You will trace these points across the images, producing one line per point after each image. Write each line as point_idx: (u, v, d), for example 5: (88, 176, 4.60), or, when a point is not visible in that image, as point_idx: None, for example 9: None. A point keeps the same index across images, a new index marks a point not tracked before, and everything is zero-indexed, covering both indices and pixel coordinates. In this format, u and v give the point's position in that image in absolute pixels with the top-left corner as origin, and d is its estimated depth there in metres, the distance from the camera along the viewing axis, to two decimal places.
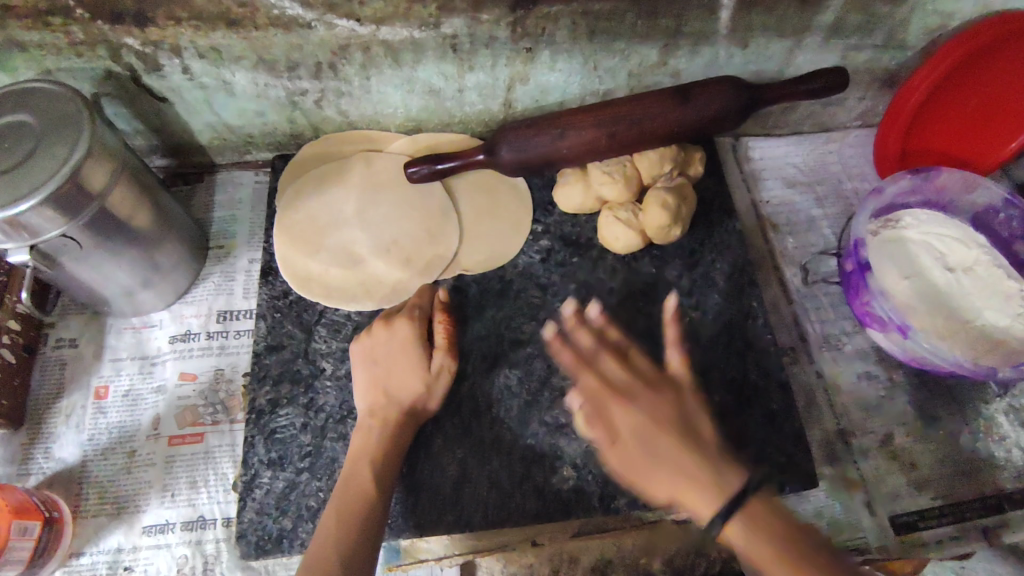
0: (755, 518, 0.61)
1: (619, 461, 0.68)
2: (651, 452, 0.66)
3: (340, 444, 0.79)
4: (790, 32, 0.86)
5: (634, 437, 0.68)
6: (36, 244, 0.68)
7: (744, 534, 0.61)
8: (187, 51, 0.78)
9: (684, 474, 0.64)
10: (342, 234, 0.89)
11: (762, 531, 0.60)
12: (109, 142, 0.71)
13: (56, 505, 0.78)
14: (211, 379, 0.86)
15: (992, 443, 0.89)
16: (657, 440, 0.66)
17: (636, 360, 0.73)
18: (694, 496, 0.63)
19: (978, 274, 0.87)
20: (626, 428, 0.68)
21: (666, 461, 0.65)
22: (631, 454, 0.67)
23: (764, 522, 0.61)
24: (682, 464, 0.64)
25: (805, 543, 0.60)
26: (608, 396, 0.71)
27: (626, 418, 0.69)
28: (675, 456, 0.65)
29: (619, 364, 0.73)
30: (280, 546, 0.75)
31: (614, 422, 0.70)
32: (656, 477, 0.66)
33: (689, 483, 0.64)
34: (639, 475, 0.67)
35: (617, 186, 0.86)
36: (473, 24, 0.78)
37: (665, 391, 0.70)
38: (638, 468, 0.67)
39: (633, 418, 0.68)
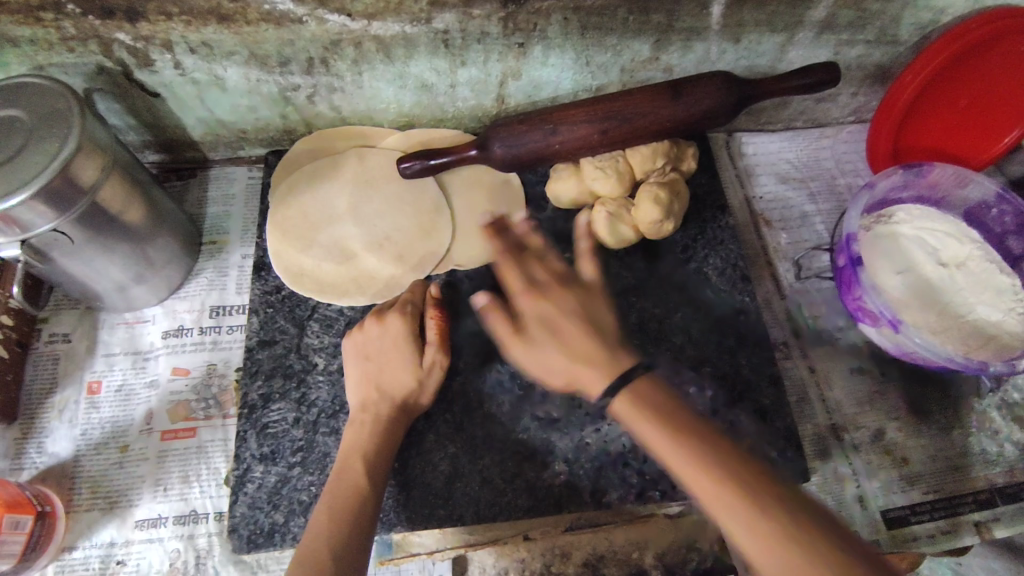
0: (637, 393, 0.62)
1: (520, 349, 0.69)
2: (554, 340, 0.66)
3: (332, 438, 0.80)
4: (782, 27, 0.86)
5: (537, 327, 0.68)
6: (28, 239, 0.68)
7: (626, 406, 0.61)
8: (178, 46, 0.78)
9: (574, 356, 0.65)
10: (335, 229, 0.89)
11: (642, 406, 0.61)
12: (100, 138, 0.71)
13: (49, 500, 0.78)
14: (204, 375, 0.86)
15: (984, 438, 0.89)
16: (563, 329, 0.66)
17: (553, 261, 0.73)
18: (589, 375, 0.64)
19: (970, 270, 0.87)
20: (530, 317, 0.69)
21: (563, 340, 0.66)
22: (530, 343, 0.68)
23: (645, 397, 0.61)
24: (585, 350, 0.65)
25: (689, 420, 0.59)
26: (515, 290, 0.71)
27: (536, 310, 0.69)
28: (580, 341, 0.65)
29: (531, 262, 0.73)
30: (271, 540, 0.75)
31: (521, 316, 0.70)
32: (553, 360, 0.66)
33: (584, 365, 0.64)
34: (540, 360, 0.67)
35: (610, 182, 0.85)
36: (464, 19, 0.78)
37: (580, 291, 0.70)
38: (538, 353, 0.67)
39: (543, 310, 0.68)
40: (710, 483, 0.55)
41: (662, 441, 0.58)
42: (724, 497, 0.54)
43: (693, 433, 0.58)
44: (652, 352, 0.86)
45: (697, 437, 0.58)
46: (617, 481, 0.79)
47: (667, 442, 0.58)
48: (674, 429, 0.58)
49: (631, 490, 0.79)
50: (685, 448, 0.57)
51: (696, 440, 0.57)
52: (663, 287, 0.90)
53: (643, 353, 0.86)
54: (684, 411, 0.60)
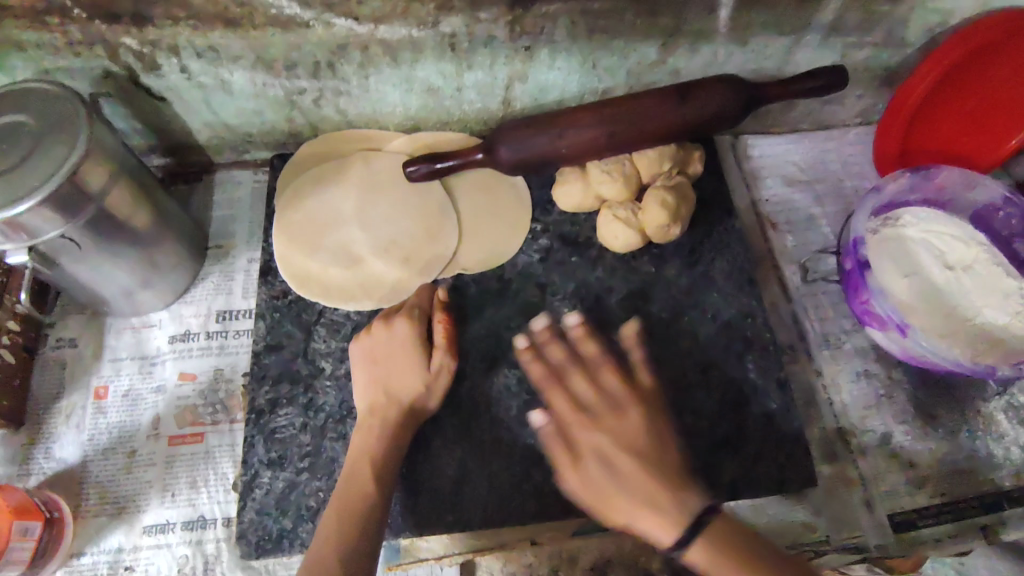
0: (713, 538, 0.65)
1: (581, 489, 0.71)
2: (614, 477, 0.69)
3: (340, 444, 0.79)
4: (789, 29, 0.86)
5: (603, 464, 0.70)
6: (36, 245, 0.68)
7: (703, 556, 0.64)
8: (185, 51, 0.78)
9: (637, 494, 0.68)
10: (341, 233, 0.89)
11: (720, 552, 0.64)
12: (107, 142, 0.71)
13: (57, 505, 0.78)
14: (211, 379, 0.86)
15: (991, 441, 0.89)
16: (625, 468, 0.69)
17: (607, 378, 0.76)
18: (651, 520, 0.67)
19: (977, 273, 0.87)
20: (595, 457, 0.71)
21: (625, 479, 0.69)
22: (591, 482, 0.70)
23: (723, 540, 0.65)
24: (646, 488, 0.68)
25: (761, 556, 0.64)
26: (574, 424, 0.73)
27: (593, 445, 0.72)
28: (642, 483, 0.68)
29: (594, 392, 0.75)
30: (280, 546, 0.75)
31: (579, 447, 0.72)
32: (613, 496, 0.69)
33: (650, 509, 0.67)
34: (599, 501, 0.70)
35: (616, 185, 0.86)
36: (471, 22, 0.78)
37: (630, 417, 0.72)
38: (599, 492, 0.70)
39: (602, 444, 0.71)
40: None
41: None
42: None
43: (769, 567, 0.63)
44: (659, 357, 0.86)
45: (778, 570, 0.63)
46: None
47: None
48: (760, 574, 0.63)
49: None
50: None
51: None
52: (670, 290, 0.90)
53: (651, 357, 0.86)
54: (755, 547, 0.65)
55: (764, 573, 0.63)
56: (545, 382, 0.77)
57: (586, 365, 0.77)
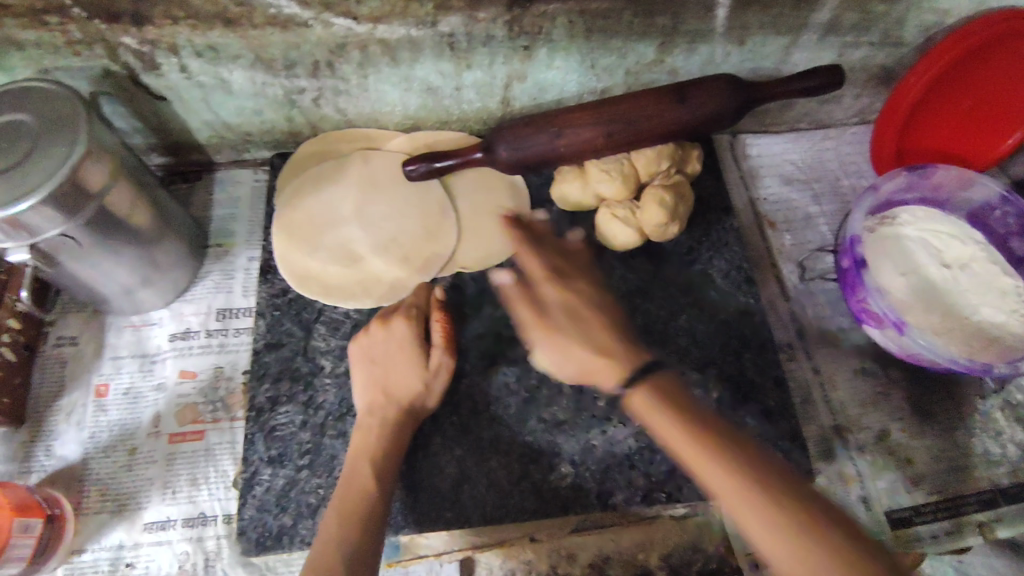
0: (658, 388, 0.64)
1: (542, 334, 0.73)
2: (574, 329, 0.71)
3: (340, 441, 0.80)
4: (787, 29, 0.86)
5: (564, 318, 0.72)
6: (36, 244, 0.68)
7: (644, 397, 0.63)
8: (184, 50, 0.78)
9: (590, 340, 0.70)
10: (340, 232, 0.89)
11: (657, 397, 0.63)
12: (107, 142, 0.71)
13: (58, 502, 0.79)
14: (211, 377, 0.87)
15: (987, 439, 0.89)
16: (586, 319, 0.71)
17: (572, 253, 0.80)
18: (603, 365, 0.68)
19: (974, 271, 0.87)
20: (557, 310, 0.73)
21: (585, 330, 0.71)
22: (552, 326, 0.72)
23: (665, 391, 0.63)
24: (602, 341, 0.69)
25: (719, 435, 0.59)
26: (542, 277, 0.76)
27: (559, 295, 0.74)
28: (599, 332, 0.70)
29: (559, 260, 0.78)
30: (280, 543, 0.76)
31: (544, 302, 0.75)
32: (569, 346, 0.71)
33: (601, 354, 0.68)
34: (563, 350, 0.71)
35: (615, 184, 0.86)
36: (470, 22, 0.79)
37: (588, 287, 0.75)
38: (558, 340, 0.72)
39: (567, 300, 0.73)
40: (726, 485, 0.56)
41: (698, 454, 0.58)
42: (746, 491, 0.55)
43: (706, 429, 0.59)
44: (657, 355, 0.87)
45: (710, 433, 0.59)
46: (623, 483, 0.80)
47: (681, 438, 0.59)
48: (691, 429, 0.59)
49: (637, 492, 0.79)
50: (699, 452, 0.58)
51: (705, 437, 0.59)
52: (668, 289, 0.91)
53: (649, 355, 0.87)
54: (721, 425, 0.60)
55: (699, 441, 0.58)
56: (517, 246, 0.80)
57: (549, 242, 0.81)
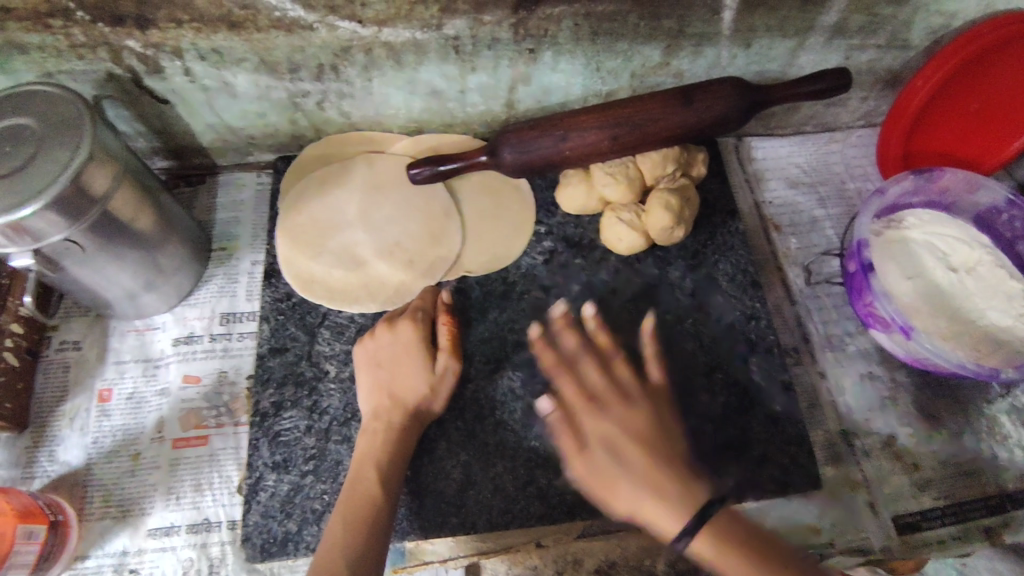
0: (719, 531, 0.64)
1: (586, 473, 0.70)
2: (625, 466, 0.68)
3: (344, 447, 0.79)
4: (793, 32, 0.86)
5: (602, 449, 0.70)
6: (40, 248, 0.68)
7: (710, 544, 0.64)
8: (188, 53, 0.77)
9: (639, 482, 0.67)
10: (344, 236, 0.89)
11: (725, 544, 0.64)
12: (111, 145, 0.71)
13: (61, 509, 0.78)
14: (215, 382, 0.86)
15: (994, 443, 0.89)
16: (633, 454, 0.68)
17: (619, 367, 0.76)
18: (655, 507, 0.66)
19: (981, 275, 0.86)
20: (603, 445, 0.70)
21: (630, 467, 0.67)
22: (593, 465, 0.69)
23: (723, 532, 0.64)
24: (647, 479, 0.67)
25: (771, 547, 0.64)
26: (581, 403, 0.73)
27: (601, 429, 0.71)
28: (650, 471, 0.67)
29: (599, 379, 0.75)
30: (285, 549, 0.75)
31: (586, 432, 0.71)
32: (613, 475, 0.68)
33: (652, 492, 0.66)
34: (608, 487, 0.68)
35: (620, 187, 0.86)
36: (475, 25, 0.78)
37: (634, 408, 0.71)
38: (603, 478, 0.69)
39: (609, 429, 0.70)
40: None
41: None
42: None
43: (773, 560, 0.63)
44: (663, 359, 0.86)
45: (787, 571, 0.62)
46: None
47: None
48: (769, 567, 0.62)
49: None
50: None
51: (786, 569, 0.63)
52: (674, 293, 0.90)
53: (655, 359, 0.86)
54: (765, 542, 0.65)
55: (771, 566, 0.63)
56: (553, 367, 0.77)
57: (586, 362, 0.77)
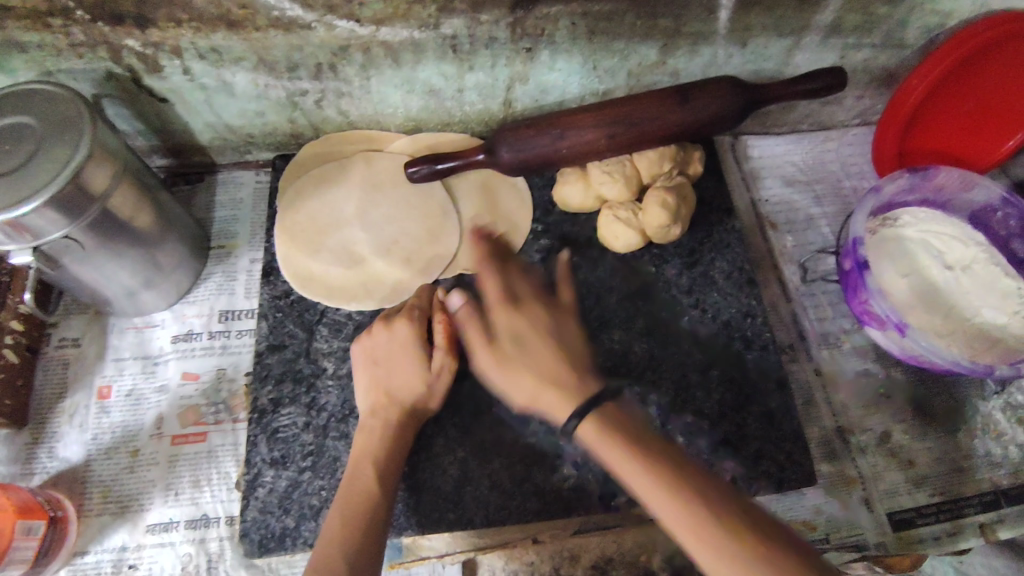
0: (608, 420, 0.63)
1: (491, 364, 0.71)
2: (524, 355, 0.69)
3: (342, 443, 0.80)
4: (789, 31, 0.87)
5: (507, 340, 0.70)
6: (39, 245, 0.68)
7: (594, 429, 0.62)
8: (187, 52, 0.78)
9: (538, 373, 0.67)
10: (343, 234, 0.89)
11: (610, 428, 0.62)
12: (111, 144, 0.71)
13: (61, 505, 0.79)
14: (214, 379, 0.87)
15: (989, 440, 0.89)
16: (536, 347, 0.69)
17: (533, 275, 0.76)
18: (552, 399, 0.66)
19: (975, 273, 0.87)
20: (505, 334, 0.71)
21: (533, 361, 0.68)
22: (504, 358, 0.70)
23: (613, 419, 0.63)
24: (552, 367, 0.67)
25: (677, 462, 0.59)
26: (499, 303, 0.72)
27: (510, 325, 0.71)
28: (549, 361, 0.68)
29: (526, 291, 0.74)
30: (283, 545, 0.76)
31: (496, 331, 0.72)
32: (520, 373, 0.68)
33: (549, 387, 0.66)
34: (510, 377, 0.69)
35: (618, 186, 0.86)
36: (473, 24, 0.79)
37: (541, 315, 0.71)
38: (508, 369, 0.69)
39: (520, 326, 0.70)
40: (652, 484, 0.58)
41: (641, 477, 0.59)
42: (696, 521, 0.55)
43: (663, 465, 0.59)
44: (659, 356, 0.87)
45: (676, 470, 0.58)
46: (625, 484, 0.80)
47: (641, 478, 0.59)
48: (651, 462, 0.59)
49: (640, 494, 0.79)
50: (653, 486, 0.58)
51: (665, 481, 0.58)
52: (670, 290, 0.91)
53: (650, 356, 0.87)
54: (660, 444, 0.61)
55: (656, 470, 0.59)
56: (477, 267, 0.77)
57: (510, 264, 0.77)
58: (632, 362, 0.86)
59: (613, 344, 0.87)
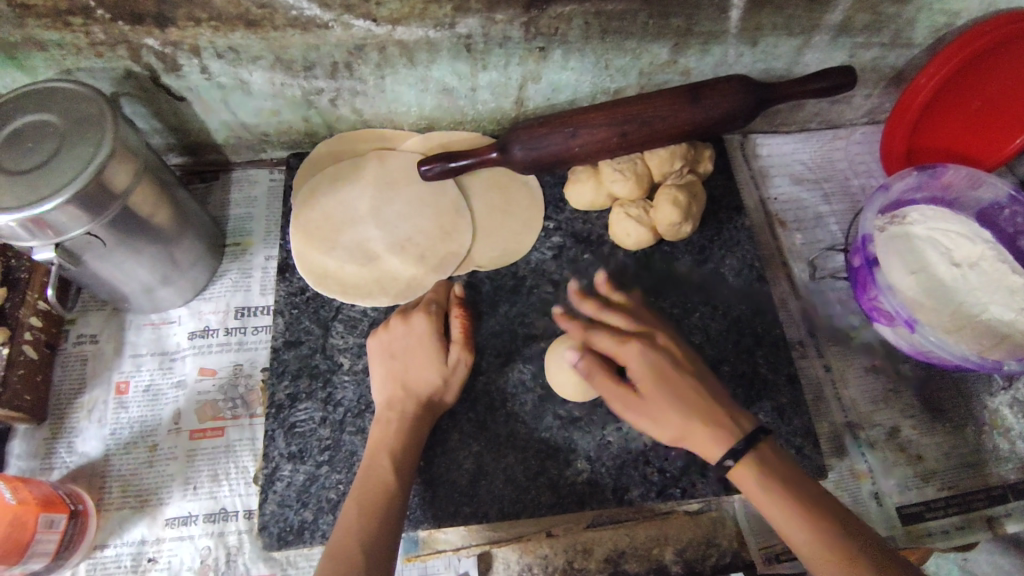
0: (767, 462, 0.65)
1: (634, 406, 0.70)
2: (672, 396, 0.68)
3: (359, 437, 0.81)
4: (799, 30, 0.87)
5: (645, 379, 0.69)
6: (61, 242, 0.69)
7: (751, 473, 0.64)
8: (206, 51, 0.79)
9: (686, 409, 0.67)
10: (357, 231, 0.90)
11: (769, 475, 0.64)
12: (132, 142, 0.72)
13: (80, 498, 0.79)
14: (231, 374, 0.88)
15: (997, 435, 0.90)
16: (678, 386, 0.69)
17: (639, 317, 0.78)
18: (705, 435, 0.66)
19: (983, 270, 0.88)
20: (645, 377, 0.69)
21: (680, 396, 0.68)
22: (648, 397, 0.69)
23: (769, 464, 0.65)
24: (692, 406, 0.68)
25: (820, 500, 0.63)
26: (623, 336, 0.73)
27: (641, 358, 0.70)
28: (691, 397, 0.68)
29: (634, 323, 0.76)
30: (301, 537, 0.77)
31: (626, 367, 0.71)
32: (670, 413, 0.68)
33: (703, 424, 0.67)
34: (655, 416, 0.69)
35: (629, 183, 0.87)
36: (487, 23, 0.80)
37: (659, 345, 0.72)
38: (653, 407, 0.69)
39: (649, 358, 0.70)
40: (800, 521, 0.62)
41: (790, 517, 0.62)
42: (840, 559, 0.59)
43: (823, 521, 0.61)
44: None
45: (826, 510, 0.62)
46: (638, 478, 0.81)
47: (801, 530, 0.61)
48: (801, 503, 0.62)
49: (652, 488, 0.80)
50: (815, 545, 0.60)
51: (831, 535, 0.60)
52: (682, 287, 0.92)
53: None
54: (802, 483, 0.64)
55: (818, 526, 0.61)
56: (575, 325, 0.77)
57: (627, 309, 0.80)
58: None
59: None
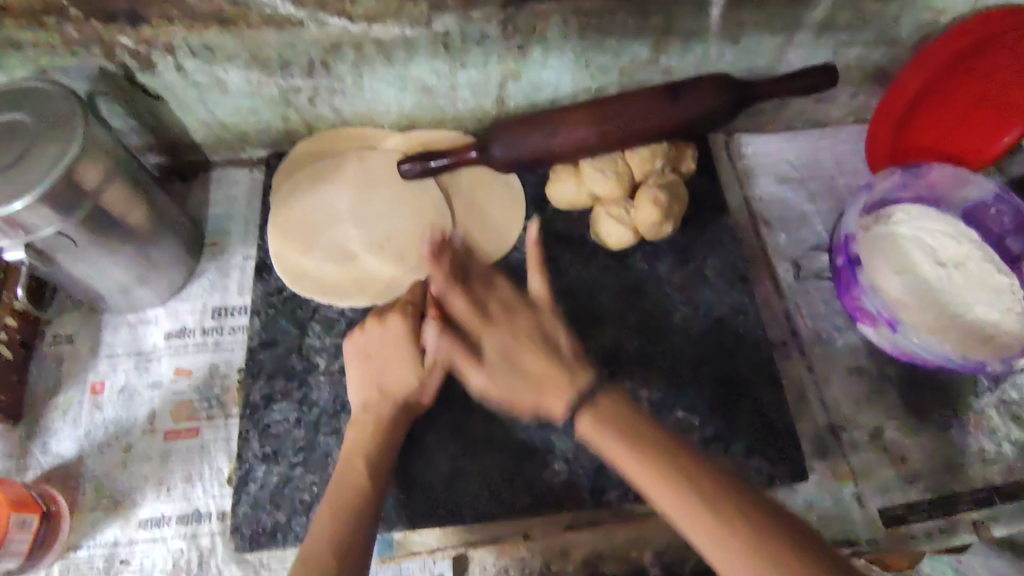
0: (599, 413, 0.68)
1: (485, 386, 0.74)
2: (514, 372, 0.73)
3: (334, 438, 0.80)
4: (781, 29, 0.87)
5: (495, 358, 0.74)
6: (32, 241, 0.69)
7: (588, 426, 0.68)
8: (180, 49, 0.79)
9: (540, 384, 0.72)
10: (337, 231, 0.90)
11: (607, 429, 0.67)
12: (104, 141, 0.72)
13: (54, 499, 0.79)
14: (207, 375, 0.87)
15: (982, 437, 0.89)
16: (523, 360, 0.73)
17: (500, 287, 0.78)
18: (554, 395, 0.71)
19: (968, 269, 0.87)
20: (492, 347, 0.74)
21: (526, 370, 0.72)
22: (497, 380, 0.73)
23: (610, 418, 0.68)
24: (546, 376, 0.72)
25: (674, 454, 0.64)
26: (473, 323, 0.75)
27: (496, 341, 0.74)
28: (548, 375, 0.72)
29: (485, 292, 0.77)
30: (274, 539, 0.76)
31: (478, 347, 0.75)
32: (520, 394, 0.73)
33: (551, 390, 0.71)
34: (509, 395, 0.73)
35: (610, 182, 0.86)
36: (464, 21, 0.79)
37: (523, 321, 0.75)
38: (507, 389, 0.73)
39: (500, 340, 0.74)
40: (648, 478, 0.63)
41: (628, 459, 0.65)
42: (683, 499, 0.61)
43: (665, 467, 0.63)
44: (650, 351, 0.87)
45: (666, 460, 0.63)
46: (617, 479, 0.80)
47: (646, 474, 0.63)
48: (639, 453, 0.64)
49: (630, 490, 0.80)
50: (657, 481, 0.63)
51: (663, 462, 0.63)
52: (663, 287, 0.91)
53: (642, 352, 0.87)
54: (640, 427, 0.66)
55: (656, 466, 0.63)
56: (445, 291, 0.77)
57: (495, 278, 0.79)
58: (625, 359, 0.86)
59: (606, 340, 0.87)
